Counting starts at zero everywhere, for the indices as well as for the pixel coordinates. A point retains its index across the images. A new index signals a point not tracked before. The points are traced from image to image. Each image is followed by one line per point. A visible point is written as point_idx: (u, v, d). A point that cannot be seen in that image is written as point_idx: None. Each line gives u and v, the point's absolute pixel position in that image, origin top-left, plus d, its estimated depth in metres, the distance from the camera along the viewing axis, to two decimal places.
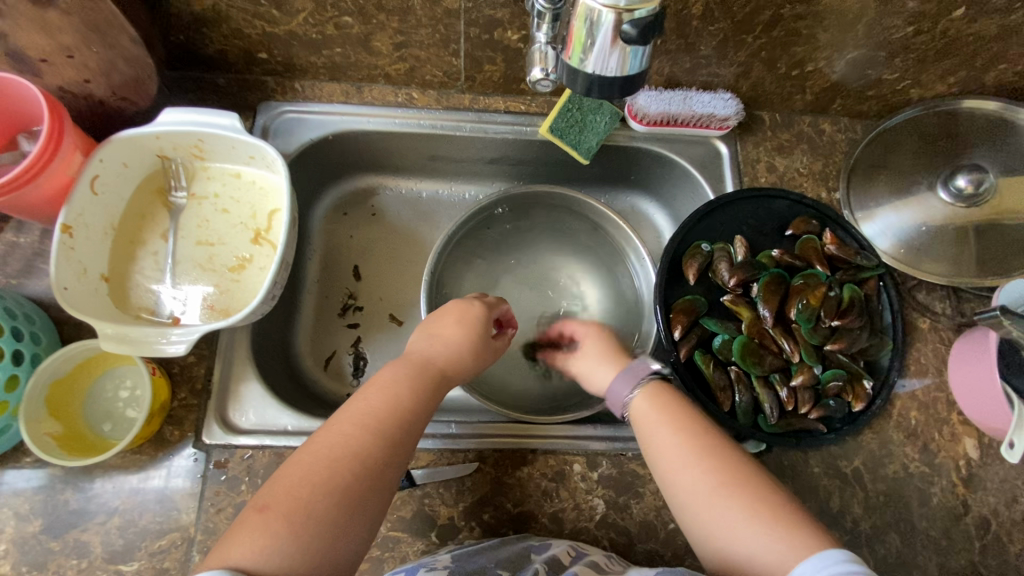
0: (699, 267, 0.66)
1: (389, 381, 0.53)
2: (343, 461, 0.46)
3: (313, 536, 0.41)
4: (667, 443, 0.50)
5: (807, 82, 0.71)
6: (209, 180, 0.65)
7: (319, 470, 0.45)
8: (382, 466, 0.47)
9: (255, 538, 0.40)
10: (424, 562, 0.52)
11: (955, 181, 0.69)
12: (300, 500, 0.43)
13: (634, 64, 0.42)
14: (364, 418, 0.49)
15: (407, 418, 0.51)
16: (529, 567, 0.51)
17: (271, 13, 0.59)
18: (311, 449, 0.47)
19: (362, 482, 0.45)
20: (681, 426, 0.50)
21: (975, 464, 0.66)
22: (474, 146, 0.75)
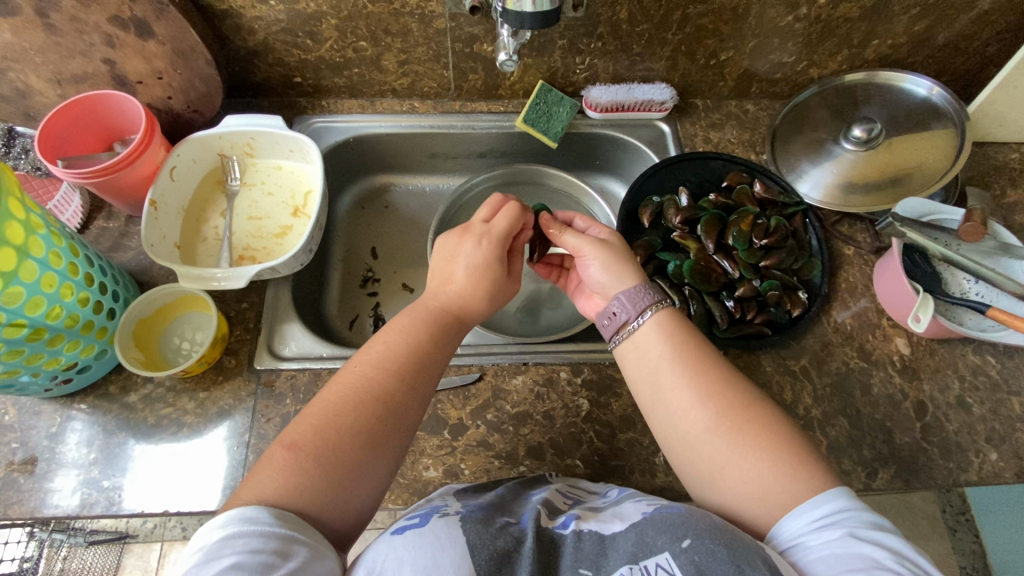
0: (651, 213, 0.82)
1: (407, 335, 0.62)
2: (365, 406, 0.56)
3: (333, 474, 0.52)
4: (674, 380, 0.60)
5: (725, 70, 0.89)
6: (256, 172, 0.82)
7: (341, 413, 0.55)
8: (398, 410, 0.58)
9: (286, 473, 0.51)
10: (436, 506, 0.57)
11: (853, 132, 0.83)
12: (323, 443, 0.53)
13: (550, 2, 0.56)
14: (384, 367, 0.60)
15: (421, 373, 0.61)
16: (532, 504, 0.59)
17: (305, 42, 0.79)
18: (334, 394, 0.57)
19: (379, 429, 0.56)
20: (689, 370, 0.60)
21: (907, 359, 0.77)
22: (465, 142, 0.93)
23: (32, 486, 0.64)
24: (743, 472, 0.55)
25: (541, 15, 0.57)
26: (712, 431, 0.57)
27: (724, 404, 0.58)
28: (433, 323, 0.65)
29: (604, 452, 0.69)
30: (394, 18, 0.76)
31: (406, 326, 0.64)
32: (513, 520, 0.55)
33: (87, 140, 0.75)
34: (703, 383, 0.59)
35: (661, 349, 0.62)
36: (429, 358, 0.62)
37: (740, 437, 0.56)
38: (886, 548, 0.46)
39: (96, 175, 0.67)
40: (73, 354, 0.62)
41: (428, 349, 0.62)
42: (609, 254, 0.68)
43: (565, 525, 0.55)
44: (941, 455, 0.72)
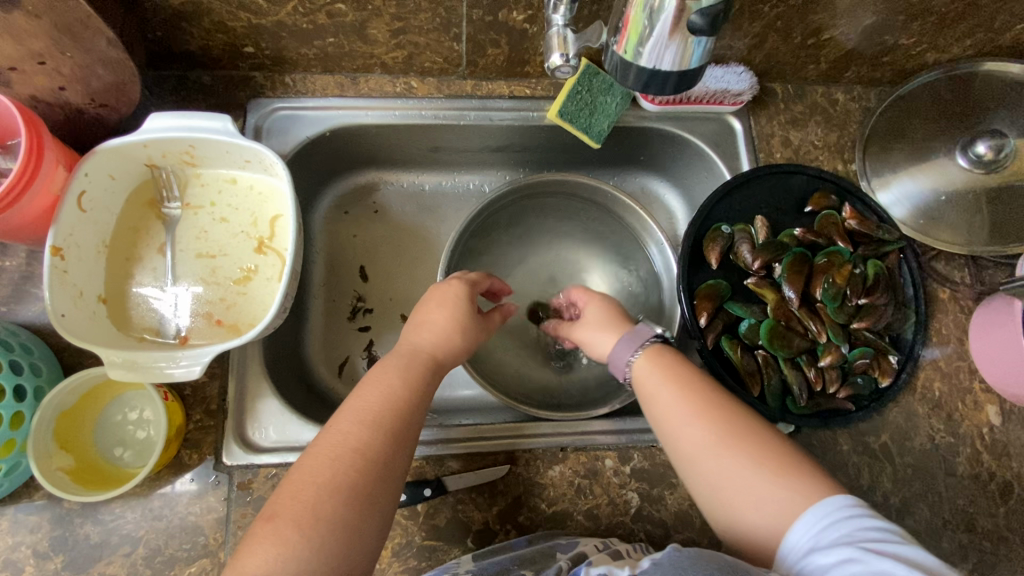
0: (720, 250, 0.65)
1: (388, 378, 0.51)
2: (347, 461, 0.45)
3: (324, 540, 0.41)
4: (688, 430, 0.48)
5: (821, 52, 0.68)
6: (202, 188, 0.61)
7: (322, 471, 0.44)
8: (388, 461, 0.46)
9: (269, 547, 0.41)
10: (449, 566, 0.53)
11: (975, 147, 0.67)
12: (310, 505, 0.42)
13: (697, 58, 0.41)
14: (368, 410, 0.48)
15: (407, 411, 0.49)
16: (556, 559, 0.51)
17: (257, 4, 0.55)
18: (313, 448, 0.46)
19: (373, 480, 0.45)
20: (697, 407, 0.49)
21: (997, 430, 0.67)
22: (479, 135, 0.72)
23: None
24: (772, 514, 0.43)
25: (680, 71, 0.42)
26: (718, 466, 0.46)
27: (744, 437, 0.47)
28: (418, 362, 0.54)
29: None
30: None
31: (384, 372, 0.52)
32: (529, 574, 0.50)
33: None
34: (737, 441, 0.47)
35: (666, 386, 0.51)
36: (417, 399, 0.51)
37: (776, 480, 0.44)
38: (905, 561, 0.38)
39: None
40: None
41: (416, 389, 0.51)
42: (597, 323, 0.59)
43: (577, 571, 0.47)
44: None
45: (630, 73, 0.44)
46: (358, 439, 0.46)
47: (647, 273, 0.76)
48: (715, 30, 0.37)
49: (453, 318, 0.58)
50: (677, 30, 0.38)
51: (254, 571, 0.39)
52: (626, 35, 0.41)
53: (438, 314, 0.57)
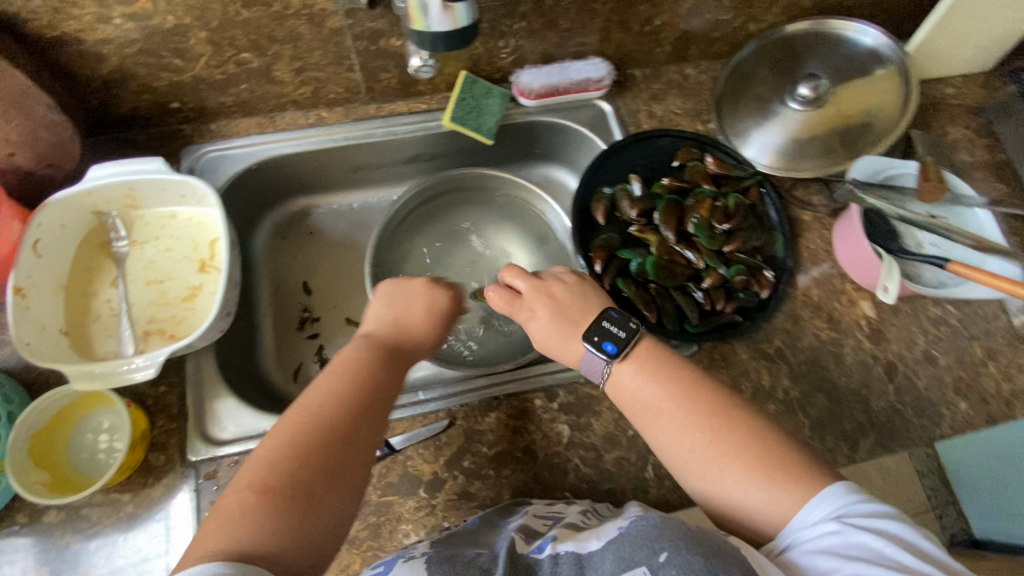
0: (605, 208, 0.76)
1: (353, 368, 0.57)
2: (317, 442, 0.50)
3: (293, 513, 0.45)
4: (676, 424, 0.55)
5: (660, 36, 0.82)
6: (146, 226, 0.70)
7: (293, 452, 0.49)
8: (354, 439, 0.52)
9: (241, 523, 0.44)
10: (403, 551, 0.54)
11: (799, 91, 0.78)
12: (281, 483, 0.47)
13: (465, 19, 0.56)
14: (334, 396, 0.54)
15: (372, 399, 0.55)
16: (506, 534, 0.55)
17: (174, 62, 0.66)
18: (283, 432, 0.51)
19: (340, 459, 0.50)
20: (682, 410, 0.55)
21: (874, 321, 0.76)
22: (389, 150, 0.82)
23: None
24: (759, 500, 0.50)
25: (457, 33, 0.57)
26: (708, 460, 0.52)
27: (731, 445, 0.52)
28: (377, 352, 0.60)
29: (591, 479, 0.65)
30: (277, 22, 0.64)
31: (351, 364, 0.58)
32: (484, 551, 0.52)
33: None
34: (705, 431, 0.54)
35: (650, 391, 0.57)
36: (381, 384, 0.57)
37: (750, 472, 0.51)
38: (885, 535, 0.46)
39: None
40: None
41: (380, 379, 0.57)
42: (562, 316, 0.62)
43: (541, 549, 0.51)
44: (915, 415, 0.72)
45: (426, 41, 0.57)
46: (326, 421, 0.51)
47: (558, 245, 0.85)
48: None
49: (426, 315, 0.65)
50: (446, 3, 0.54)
51: (223, 546, 0.42)
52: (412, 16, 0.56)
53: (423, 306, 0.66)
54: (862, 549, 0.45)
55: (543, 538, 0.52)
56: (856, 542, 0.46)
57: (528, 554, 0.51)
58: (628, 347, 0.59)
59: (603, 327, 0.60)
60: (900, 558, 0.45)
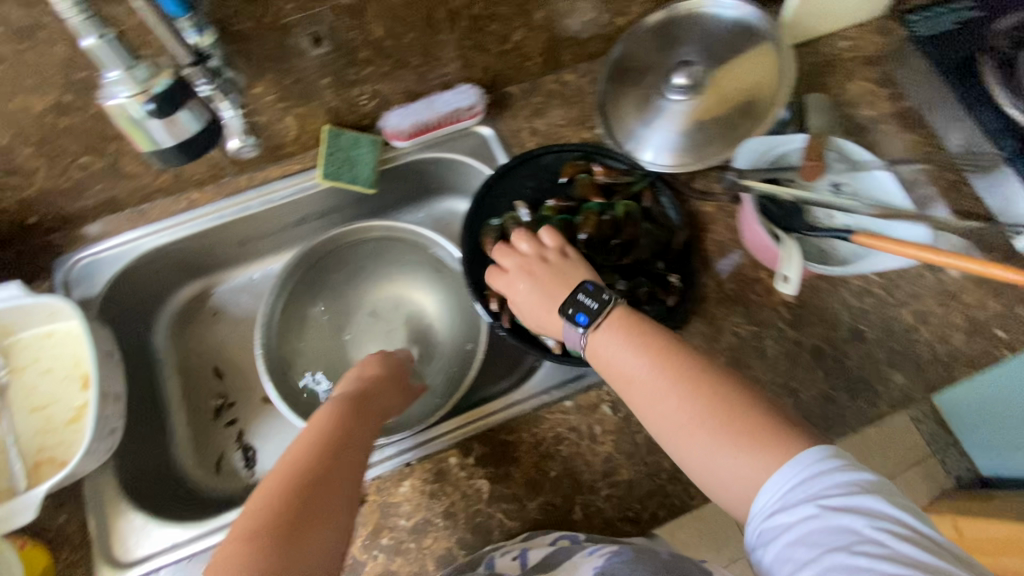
0: (494, 241, 0.72)
1: (322, 422, 0.58)
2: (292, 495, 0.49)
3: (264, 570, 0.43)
4: (652, 392, 0.54)
5: (526, 49, 0.78)
6: (23, 350, 0.67)
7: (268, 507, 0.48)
8: (337, 480, 0.52)
9: None
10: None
11: (674, 81, 0.74)
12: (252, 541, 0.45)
13: (192, 127, 0.54)
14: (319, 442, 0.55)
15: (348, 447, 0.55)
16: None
17: (11, 181, 0.63)
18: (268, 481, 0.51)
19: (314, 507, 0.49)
20: (662, 365, 0.54)
21: (795, 306, 0.73)
22: (273, 218, 0.80)
23: None
24: (732, 467, 0.48)
25: (184, 142, 0.55)
26: (698, 426, 0.50)
27: (687, 402, 0.51)
28: (349, 408, 0.60)
29: (517, 532, 0.62)
30: (103, 122, 0.61)
31: (323, 419, 0.58)
32: None
33: None
34: (697, 401, 0.51)
35: (644, 362, 0.55)
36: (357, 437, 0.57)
37: (726, 448, 0.49)
38: (865, 514, 0.43)
39: None
40: None
41: (351, 428, 0.58)
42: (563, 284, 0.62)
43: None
44: (849, 398, 0.69)
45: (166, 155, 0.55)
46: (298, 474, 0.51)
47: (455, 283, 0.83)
48: (176, 104, 0.51)
49: (381, 377, 0.67)
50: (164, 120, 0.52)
51: None
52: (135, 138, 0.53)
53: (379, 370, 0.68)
54: (840, 533, 0.42)
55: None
56: (833, 523, 0.42)
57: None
58: (600, 316, 0.58)
59: (577, 300, 0.59)
60: (879, 534, 0.42)
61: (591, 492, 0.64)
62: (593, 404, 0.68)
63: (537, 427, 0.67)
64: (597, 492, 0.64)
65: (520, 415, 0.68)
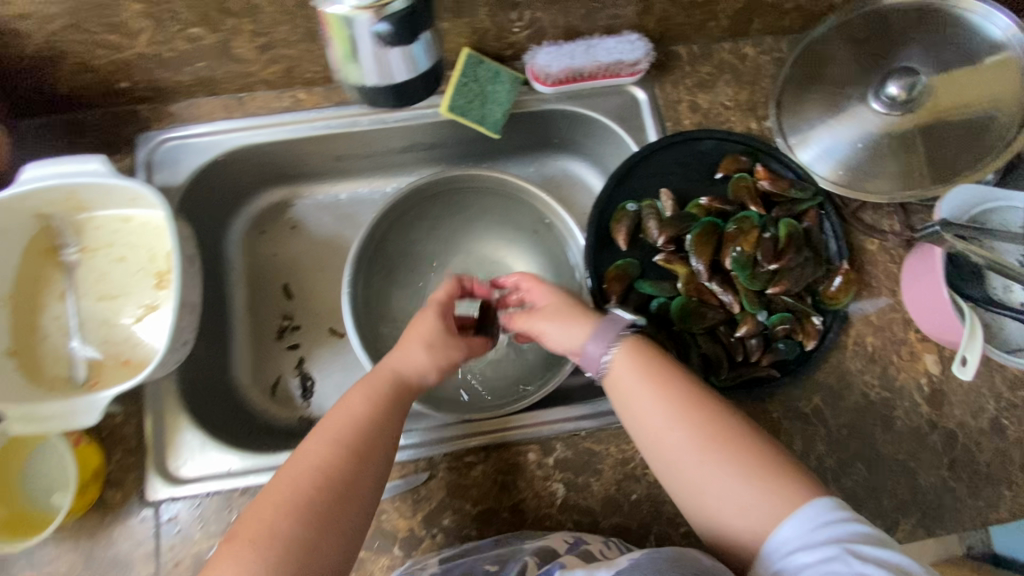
0: (627, 231, 0.63)
1: (353, 399, 0.54)
2: (314, 488, 0.48)
3: (279, 566, 0.44)
4: (645, 402, 0.51)
5: (717, 7, 0.65)
6: (98, 230, 0.61)
7: (296, 494, 0.47)
8: (358, 481, 0.49)
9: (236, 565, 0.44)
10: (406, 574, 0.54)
11: (886, 89, 0.62)
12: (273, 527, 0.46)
13: (401, 72, 0.47)
14: (343, 438, 0.51)
15: (374, 436, 0.52)
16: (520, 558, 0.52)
17: (110, 38, 0.54)
18: (289, 471, 0.49)
19: (332, 509, 0.47)
20: (660, 388, 0.51)
21: (937, 380, 0.65)
22: (378, 139, 0.70)
23: None
24: (721, 494, 0.47)
25: (393, 83, 0.48)
26: (688, 453, 0.48)
27: (698, 442, 0.48)
28: (388, 384, 0.55)
29: None
30: None
31: (351, 395, 0.54)
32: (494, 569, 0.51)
33: None
34: (713, 441, 0.48)
35: (632, 373, 0.52)
36: (386, 433, 0.53)
37: (747, 490, 0.46)
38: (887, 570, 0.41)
39: None
40: None
41: (378, 414, 0.53)
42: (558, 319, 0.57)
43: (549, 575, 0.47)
44: (970, 494, 0.62)
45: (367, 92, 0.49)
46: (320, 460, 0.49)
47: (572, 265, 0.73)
48: (409, 39, 0.44)
49: (429, 350, 0.57)
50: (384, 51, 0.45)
51: None
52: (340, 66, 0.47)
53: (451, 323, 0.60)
54: None
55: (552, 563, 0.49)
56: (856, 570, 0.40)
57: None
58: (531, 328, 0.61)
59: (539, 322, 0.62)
60: None
61: (671, 526, 0.59)
62: None
63: (627, 443, 0.61)
64: (677, 527, 0.59)
65: (613, 426, 0.62)
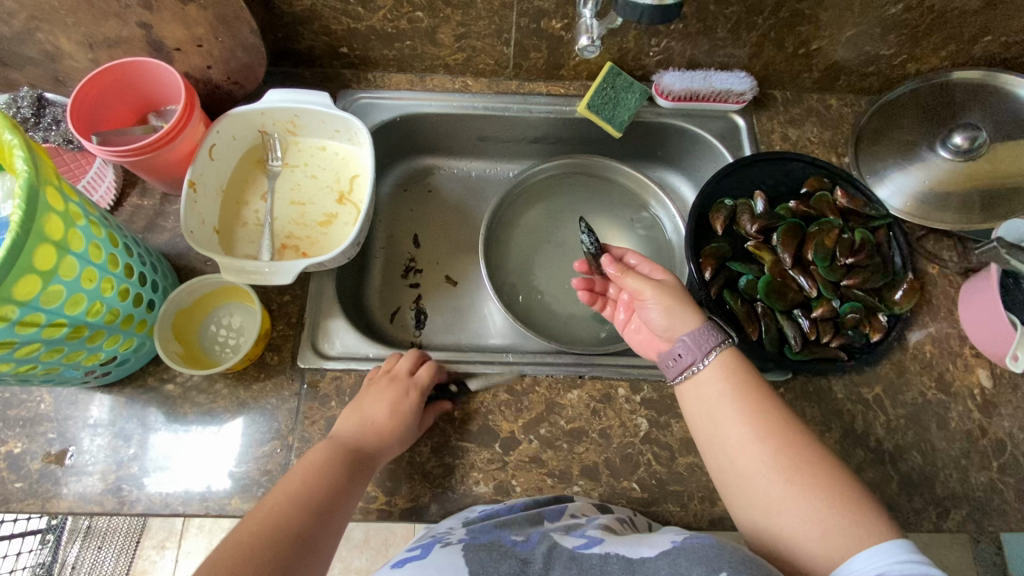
0: (724, 220, 0.75)
1: (297, 472, 0.55)
2: (263, 542, 0.47)
3: None
4: (730, 413, 0.56)
5: (813, 61, 0.81)
6: (299, 152, 0.77)
7: (259, 548, 0.46)
8: (317, 531, 0.50)
9: None
10: (440, 536, 0.56)
11: (952, 139, 0.75)
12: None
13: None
14: (302, 499, 0.51)
15: (329, 487, 0.53)
16: (541, 529, 0.55)
17: (356, 10, 0.72)
18: (242, 531, 0.48)
19: (286, 554, 0.47)
20: (749, 406, 0.55)
21: (989, 393, 0.72)
22: (520, 126, 0.86)
23: (68, 480, 0.62)
24: (798, 516, 0.49)
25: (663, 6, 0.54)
26: (770, 468, 0.51)
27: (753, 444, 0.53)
28: (343, 456, 0.57)
29: (662, 477, 0.65)
30: None
31: (323, 468, 0.55)
32: (520, 539, 0.54)
33: (120, 112, 0.70)
34: (779, 436, 0.53)
35: (720, 385, 0.57)
36: (346, 493, 0.54)
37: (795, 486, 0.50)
38: None
39: (133, 154, 0.62)
40: (112, 348, 0.58)
41: (338, 482, 0.54)
42: (673, 296, 0.62)
43: (588, 546, 0.51)
44: (1018, 499, 0.67)
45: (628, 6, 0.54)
46: (286, 523, 0.49)
47: (665, 253, 0.85)
48: None
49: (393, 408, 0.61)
50: None
51: None
52: None
53: (404, 364, 0.66)
54: None
55: (589, 538, 0.52)
56: None
57: (573, 549, 0.51)
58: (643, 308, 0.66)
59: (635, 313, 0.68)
60: None
61: None
62: None
63: None
64: None
65: None
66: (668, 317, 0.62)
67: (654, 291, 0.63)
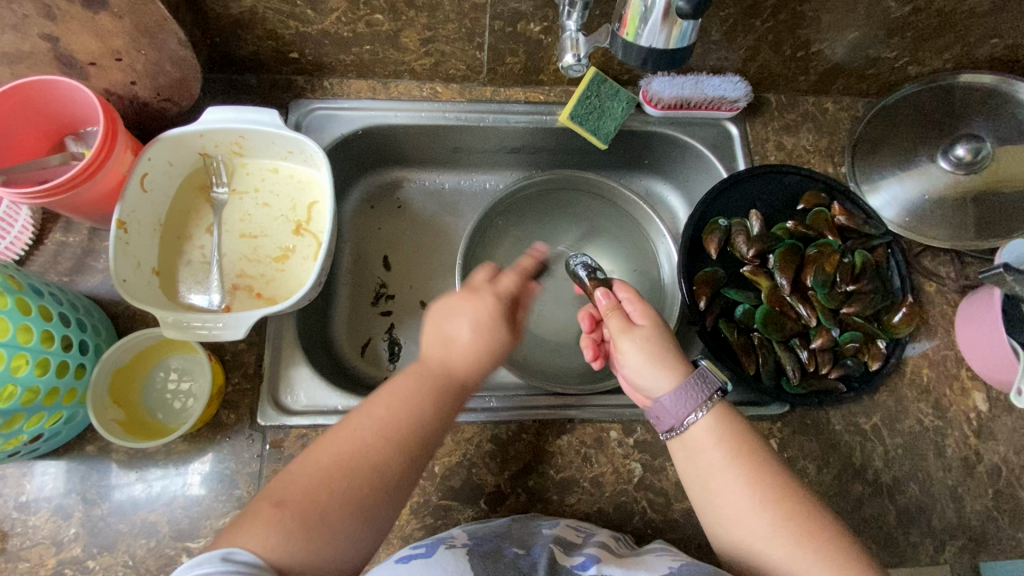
0: (718, 242, 0.70)
1: (402, 392, 0.52)
2: (349, 471, 0.47)
3: (314, 541, 0.44)
4: (735, 481, 0.51)
5: (811, 64, 0.75)
6: (247, 176, 0.68)
7: (339, 471, 0.47)
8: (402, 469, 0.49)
9: (261, 534, 0.43)
10: (444, 537, 0.53)
11: (955, 150, 0.72)
12: (308, 504, 0.45)
13: (682, 40, 0.49)
14: (381, 429, 0.50)
15: (423, 426, 0.51)
16: (544, 541, 0.52)
17: (304, 13, 0.62)
18: (323, 455, 0.48)
19: (371, 488, 0.47)
20: (746, 474, 0.51)
21: (985, 417, 0.70)
22: (496, 136, 0.78)
23: (2, 567, 0.55)
24: None
25: (668, 52, 0.50)
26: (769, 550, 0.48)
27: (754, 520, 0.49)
28: (439, 383, 0.53)
29: (657, 525, 0.62)
30: None
31: (409, 391, 0.52)
32: (524, 552, 0.50)
33: (31, 138, 0.60)
34: (778, 507, 0.49)
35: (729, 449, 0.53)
36: (432, 428, 0.51)
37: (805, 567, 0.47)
38: None
39: (44, 196, 0.53)
40: (37, 427, 0.52)
41: (436, 417, 0.52)
42: (648, 351, 0.56)
43: (585, 567, 0.48)
44: (1012, 526, 0.66)
45: (630, 53, 0.51)
46: (368, 451, 0.48)
47: (655, 273, 0.80)
48: (697, 16, 0.45)
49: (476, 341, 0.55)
50: (668, 17, 0.47)
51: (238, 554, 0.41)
52: (626, 23, 0.49)
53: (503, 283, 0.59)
54: None
55: (586, 555, 0.50)
56: None
57: (570, 569, 0.48)
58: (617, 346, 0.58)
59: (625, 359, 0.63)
60: None
61: None
62: (762, 434, 0.67)
63: None
64: None
65: None
66: (640, 373, 0.56)
67: (628, 337, 0.56)
